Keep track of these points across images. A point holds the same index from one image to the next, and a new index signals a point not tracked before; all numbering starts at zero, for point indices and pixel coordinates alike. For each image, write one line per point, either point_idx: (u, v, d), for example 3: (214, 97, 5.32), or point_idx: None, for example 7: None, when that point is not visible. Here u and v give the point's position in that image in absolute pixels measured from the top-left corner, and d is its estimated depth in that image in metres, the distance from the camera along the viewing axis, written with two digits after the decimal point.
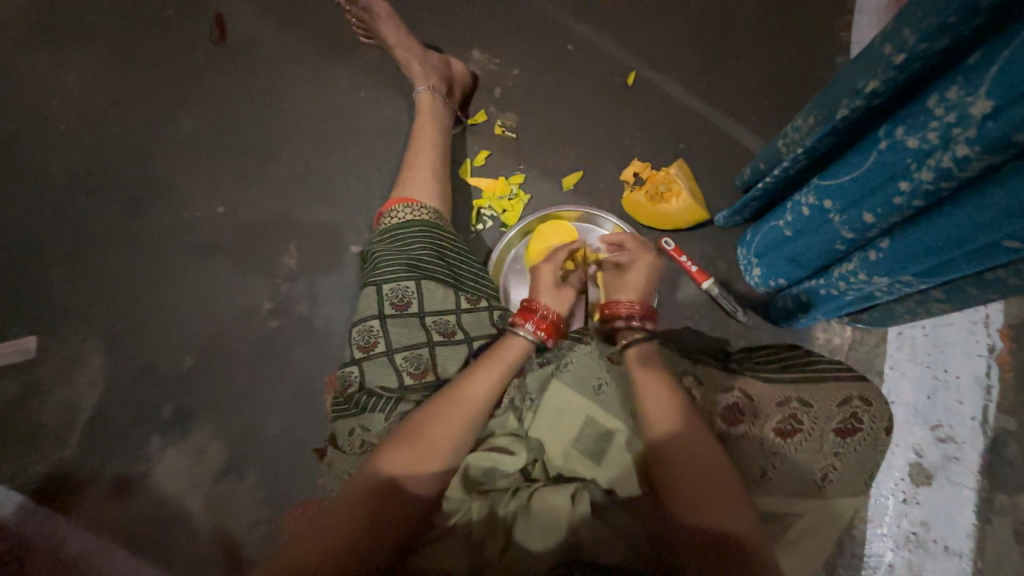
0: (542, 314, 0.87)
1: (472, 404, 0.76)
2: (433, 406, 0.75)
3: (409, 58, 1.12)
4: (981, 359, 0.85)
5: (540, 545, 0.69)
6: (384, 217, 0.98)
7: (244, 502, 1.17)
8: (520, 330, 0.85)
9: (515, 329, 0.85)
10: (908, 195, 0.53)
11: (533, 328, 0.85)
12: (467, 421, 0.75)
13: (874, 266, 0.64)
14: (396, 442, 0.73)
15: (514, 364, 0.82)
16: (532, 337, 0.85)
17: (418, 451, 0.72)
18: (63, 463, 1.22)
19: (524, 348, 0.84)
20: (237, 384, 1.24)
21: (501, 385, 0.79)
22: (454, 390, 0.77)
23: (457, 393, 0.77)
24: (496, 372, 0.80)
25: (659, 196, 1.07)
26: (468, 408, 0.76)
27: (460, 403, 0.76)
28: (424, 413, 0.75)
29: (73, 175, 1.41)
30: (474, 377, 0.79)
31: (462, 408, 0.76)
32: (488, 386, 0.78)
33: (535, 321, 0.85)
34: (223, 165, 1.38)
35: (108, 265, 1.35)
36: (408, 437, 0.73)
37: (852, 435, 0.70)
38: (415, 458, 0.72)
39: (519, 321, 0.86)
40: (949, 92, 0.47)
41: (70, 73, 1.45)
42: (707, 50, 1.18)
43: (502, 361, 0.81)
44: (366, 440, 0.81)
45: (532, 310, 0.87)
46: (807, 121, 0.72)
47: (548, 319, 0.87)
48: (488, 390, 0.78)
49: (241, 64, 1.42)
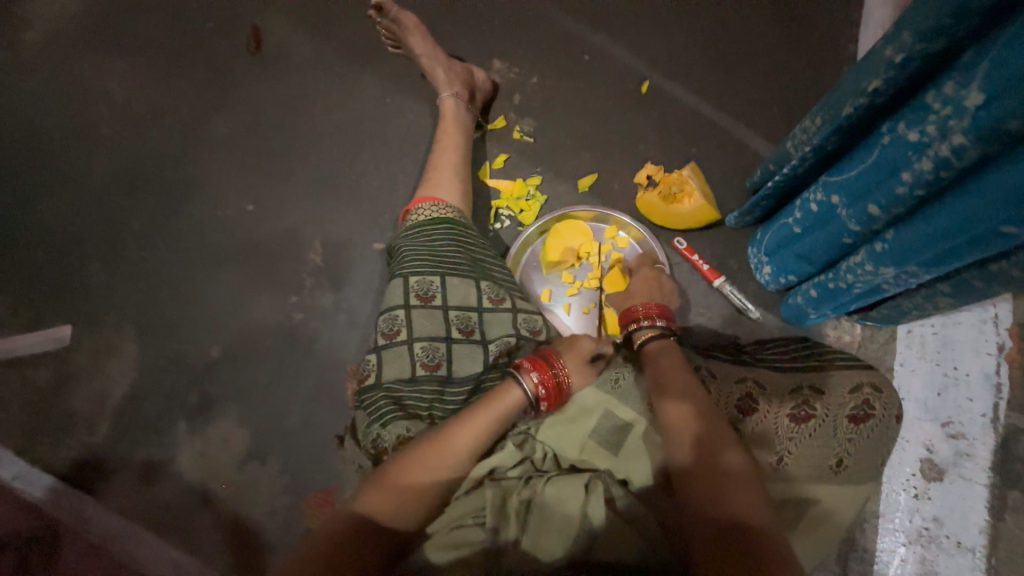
0: (556, 372, 0.82)
1: (460, 448, 0.77)
2: (421, 448, 0.75)
3: (434, 65, 1.18)
4: (990, 357, 0.84)
5: (552, 540, 0.71)
6: (411, 213, 1.03)
7: (266, 488, 1.21)
8: (523, 378, 0.82)
9: (518, 376, 0.83)
10: (910, 185, 0.56)
11: (536, 381, 0.82)
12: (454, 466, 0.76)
13: (881, 257, 0.67)
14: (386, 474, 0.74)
15: (511, 411, 0.81)
16: (532, 391, 0.81)
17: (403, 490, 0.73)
18: (94, 447, 1.28)
19: (522, 400, 0.82)
20: (261, 375, 1.29)
21: (490, 434, 0.79)
22: (443, 433, 0.77)
23: (445, 439, 0.76)
24: (488, 419, 0.79)
25: (672, 197, 1.10)
26: (454, 457, 0.76)
27: (445, 450, 0.76)
28: (412, 455, 0.75)
29: (114, 175, 1.49)
30: (465, 423, 0.78)
31: (448, 458, 0.75)
32: (477, 434, 0.78)
33: (544, 375, 0.81)
34: (254, 166, 1.45)
35: (143, 259, 1.42)
36: (401, 469, 0.74)
37: (865, 422, 0.71)
38: (404, 490, 0.73)
39: (526, 369, 0.83)
40: (946, 87, 0.50)
41: (115, 81, 1.55)
42: (719, 60, 1.23)
43: (496, 406, 0.81)
44: (378, 436, 0.83)
45: (548, 365, 0.83)
46: (815, 122, 0.75)
47: (558, 379, 0.82)
48: (477, 437, 0.78)
49: (273, 73, 1.50)
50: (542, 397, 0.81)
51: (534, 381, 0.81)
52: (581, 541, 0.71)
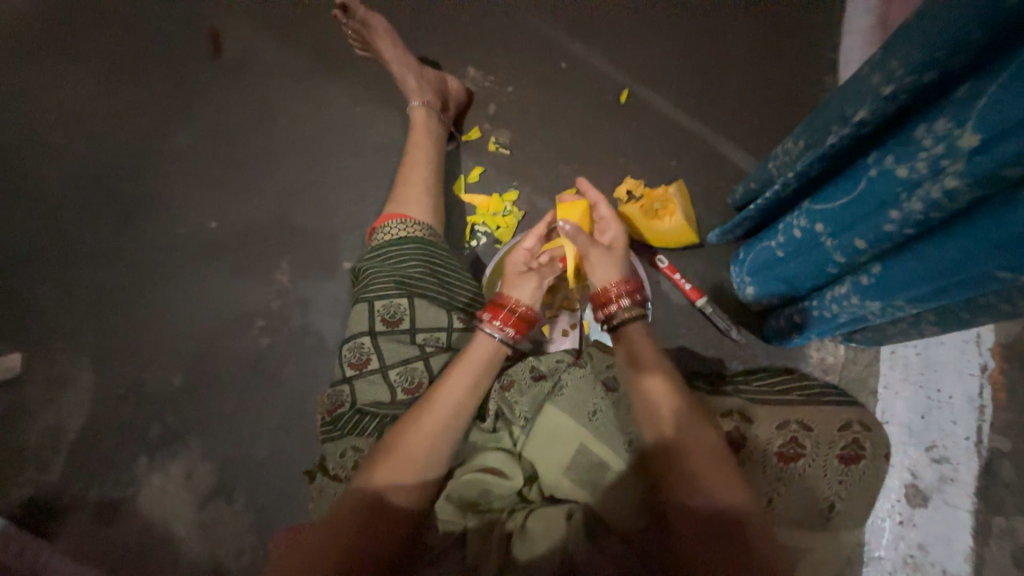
0: (511, 309, 0.87)
1: (443, 407, 0.77)
2: (405, 419, 0.77)
3: (405, 73, 1.12)
4: (973, 378, 0.86)
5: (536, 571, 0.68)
6: (377, 232, 0.97)
7: (233, 526, 1.15)
8: (486, 326, 0.86)
9: (481, 326, 0.86)
10: (898, 223, 0.53)
11: (498, 323, 0.86)
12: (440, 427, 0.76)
13: (867, 290, 0.64)
14: (374, 457, 0.75)
15: (485, 361, 0.83)
16: (499, 333, 0.85)
17: (396, 465, 0.73)
18: (44, 486, 1.19)
19: (495, 346, 0.85)
20: (225, 404, 1.22)
21: (472, 388, 0.80)
22: (424, 399, 0.79)
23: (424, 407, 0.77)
24: (468, 373, 0.81)
25: (654, 212, 1.05)
26: (436, 418, 0.77)
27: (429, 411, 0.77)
28: (396, 430, 0.76)
29: (65, 190, 1.39)
30: (440, 386, 0.80)
31: (430, 419, 0.76)
32: (458, 390, 0.79)
33: (497, 314, 0.86)
34: (215, 180, 1.37)
35: (94, 281, 1.33)
36: (390, 441, 0.75)
37: (854, 462, 0.68)
38: (400, 458, 0.73)
39: (484, 315, 0.87)
40: (937, 123, 0.47)
41: (64, 88, 1.45)
42: (700, 69, 1.19)
43: (470, 360, 0.82)
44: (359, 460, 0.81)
45: (500, 306, 0.88)
46: (797, 144, 0.71)
47: (517, 313, 0.87)
48: (458, 393, 0.78)
49: (235, 78, 1.42)
50: (508, 327, 0.86)
51: (495, 322, 0.85)
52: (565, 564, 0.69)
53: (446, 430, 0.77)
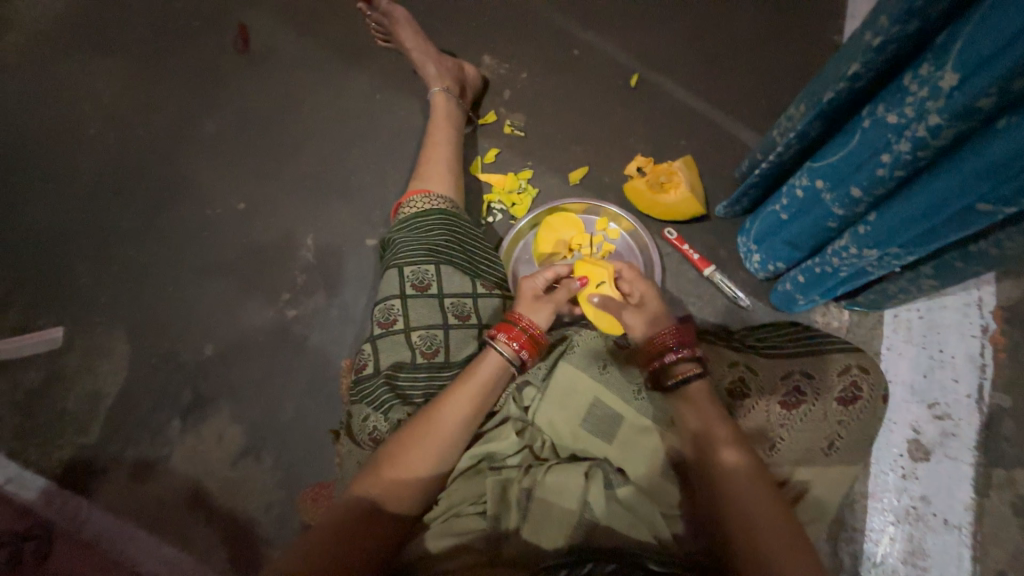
0: (523, 328, 0.86)
1: (449, 424, 0.78)
2: (407, 434, 0.77)
3: (425, 60, 1.19)
4: (974, 339, 0.88)
5: (552, 537, 0.74)
6: (404, 205, 1.03)
7: (260, 486, 1.20)
8: (495, 343, 0.85)
9: (493, 344, 0.85)
10: (889, 166, 0.58)
11: (507, 342, 0.85)
12: (442, 447, 0.77)
13: (863, 240, 0.68)
14: (374, 467, 0.76)
15: (490, 381, 0.82)
16: (509, 353, 0.84)
17: (396, 478, 0.75)
18: (82, 450, 1.26)
19: (499, 365, 0.84)
20: (252, 373, 1.28)
21: (475, 411, 0.80)
22: (426, 414, 0.78)
23: (426, 425, 0.77)
24: (472, 395, 0.80)
25: (660, 185, 1.11)
26: (440, 440, 0.77)
27: (432, 430, 0.77)
28: (395, 444, 0.77)
29: (103, 174, 1.48)
30: (444, 402, 0.79)
31: (433, 441, 0.76)
32: (462, 411, 0.78)
33: (510, 334, 0.85)
34: (243, 164, 1.45)
35: (129, 259, 1.41)
36: (390, 457, 0.76)
37: (853, 404, 0.74)
38: (400, 475, 0.75)
39: (494, 333, 0.86)
40: (922, 69, 0.51)
41: (103, 80, 1.54)
42: (706, 53, 1.25)
43: (473, 382, 0.81)
44: (376, 429, 0.85)
45: (513, 324, 0.87)
46: (799, 109, 0.76)
47: (528, 334, 0.86)
48: (466, 410, 0.79)
49: (262, 70, 1.50)
50: (519, 350, 0.84)
51: (507, 343, 0.84)
52: (582, 527, 0.74)
53: (447, 450, 0.78)
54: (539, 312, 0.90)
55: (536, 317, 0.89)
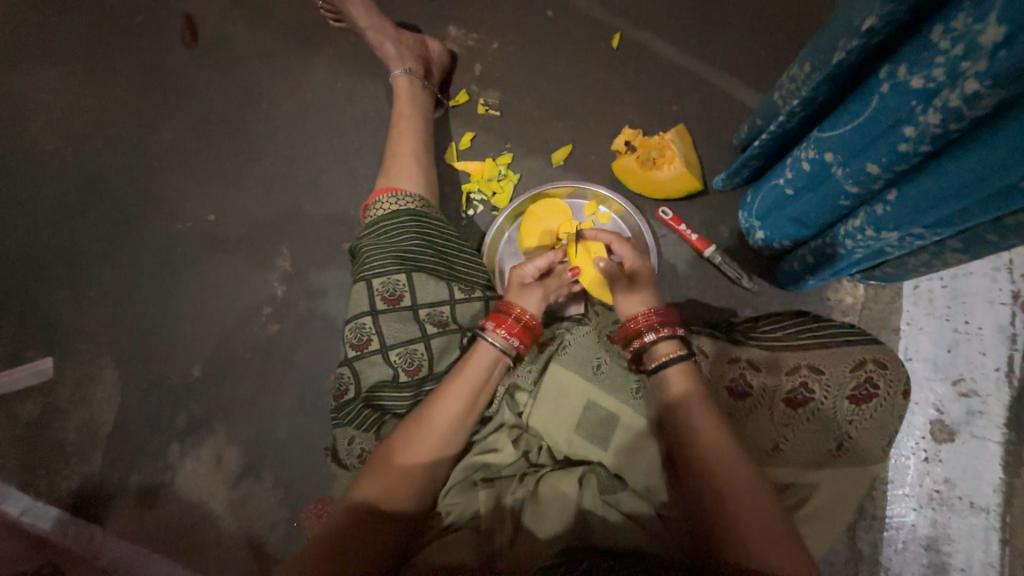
0: (516, 318, 0.82)
1: (440, 423, 0.75)
2: (400, 432, 0.75)
3: (383, 40, 1.07)
4: (1004, 308, 0.81)
5: (547, 550, 0.69)
6: (370, 208, 0.95)
7: (265, 503, 1.21)
8: (487, 334, 0.81)
9: (484, 334, 0.81)
10: (913, 141, 0.49)
11: (500, 333, 0.81)
12: (434, 447, 0.74)
13: (882, 220, 0.60)
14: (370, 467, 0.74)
15: (481, 378, 0.78)
16: (502, 343, 0.81)
17: (388, 480, 0.72)
18: (87, 479, 1.26)
19: (495, 357, 0.80)
20: (244, 391, 1.26)
21: (471, 400, 0.77)
22: (420, 413, 0.76)
23: (420, 417, 0.75)
24: (462, 392, 0.76)
25: (651, 161, 1.01)
26: (432, 441, 0.74)
27: (424, 428, 0.74)
28: (391, 440, 0.75)
29: (65, 194, 1.40)
30: (435, 402, 0.76)
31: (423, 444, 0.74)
32: (453, 408, 0.75)
33: (502, 323, 0.81)
34: (207, 171, 1.36)
35: (105, 282, 1.36)
36: (382, 459, 0.74)
37: (868, 402, 0.68)
38: (393, 477, 0.72)
39: (486, 323, 0.82)
40: (956, 21, 0.42)
41: (49, 91, 1.43)
42: (697, 2, 1.11)
43: (465, 377, 0.77)
44: (363, 450, 0.84)
45: (505, 314, 0.83)
46: (804, 69, 0.66)
47: (522, 322, 0.83)
48: (457, 408, 0.75)
49: (214, 64, 1.38)
50: (514, 339, 0.81)
51: (498, 332, 0.81)
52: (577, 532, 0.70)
53: (444, 443, 0.75)
54: (529, 298, 0.86)
55: (527, 303, 0.86)
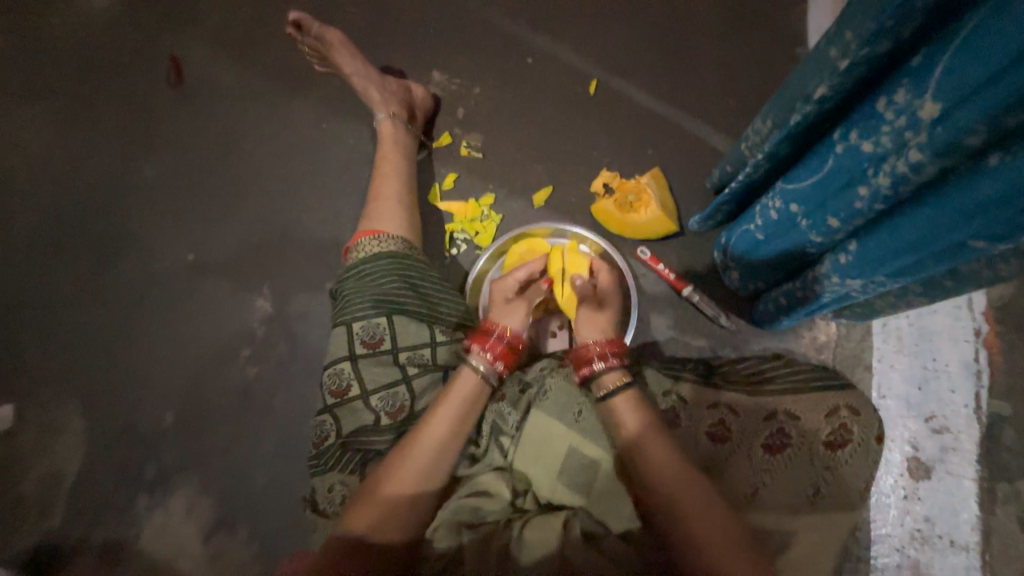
0: (497, 338, 0.87)
1: (427, 444, 0.76)
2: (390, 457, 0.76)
3: (367, 85, 1.10)
4: (968, 344, 0.86)
5: None
6: (351, 250, 0.95)
7: (239, 557, 1.15)
8: (470, 356, 0.85)
9: (467, 356, 0.85)
10: (868, 199, 0.52)
11: (484, 354, 0.85)
12: (422, 469, 0.75)
13: (846, 269, 0.63)
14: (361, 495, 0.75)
15: (469, 396, 0.81)
16: (485, 365, 0.84)
17: (378, 506, 0.72)
18: (46, 535, 1.19)
19: (480, 379, 0.83)
20: (220, 436, 1.21)
21: (459, 423, 0.79)
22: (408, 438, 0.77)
23: (408, 444, 0.77)
24: (450, 411, 0.79)
25: (628, 205, 1.05)
26: (418, 463, 0.75)
27: (412, 449, 0.76)
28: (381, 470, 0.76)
29: (39, 234, 1.37)
30: (424, 423, 0.78)
31: (410, 466, 0.75)
32: (441, 427, 0.77)
33: (486, 346, 0.85)
34: (188, 210, 1.35)
35: (76, 324, 1.32)
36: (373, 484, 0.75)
37: (842, 447, 0.69)
38: (384, 502, 0.73)
39: (470, 345, 0.86)
40: (897, 95, 0.46)
41: (28, 130, 1.42)
42: (667, 53, 1.17)
43: (453, 397, 0.80)
44: (346, 494, 0.81)
45: (487, 334, 0.87)
46: (766, 124, 0.70)
47: (503, 344, 0.87)
48: (444, 429, 0.77)
49: (199, 105, 1.39)
50: (495, 360, 0.85)
51: (482, 355, 0.84)
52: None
53: (433, 469, 0.76)
54: (509, 317, 0.90)
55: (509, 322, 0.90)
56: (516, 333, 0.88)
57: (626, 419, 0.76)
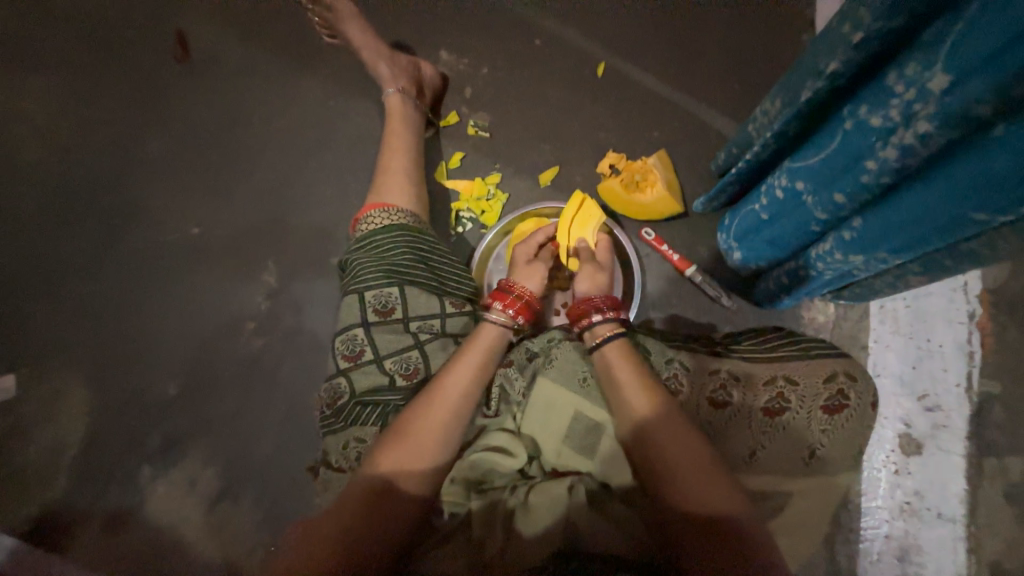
0: (516, 295, 0.88)
1: (454, 392, 0.76)
2: (414, 405, 0.75)
3: (377, 60, 1.10)
4: (962, 326, 0.87)
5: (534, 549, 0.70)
6: (360, 223, 0.96)
7: (242, 527, 1.17)
8: (491, 312, 0.86)
9: (489, 312, 0.86)
10: (875, 173, 0.53)
11: (502, 307, 0.86)
12: (449, 419, 0.75)
13: (848, 245, 0.64)
14: (383, 445, 0.73)
15: (491, 347, 0.83)
16: (505, 318, 0.85)
17: (403, 454, 0.72)
18: (48, 504, 1.20)
19: (500, 331, 0.85)
20: (224, 409, 1.23)
21: (480, 377, 0.79)
22: (433, 386, 0.77)
23: (434, 389, 0.77)
24: (473, 359, 0.80)
25: (634, 184, 1.08)
26: (443, 412, 0.75)
27: (438, 397, 0.75)
28: (387, 441, 0.74)
29: (41, 206, 1.37)
30: (450, 372, 0.78)
31: (436, 416, 0.74)
32: (465, 377, 0.78)
33: (506, 301, 0.86)
34: (192, 184, 1.35)
35: (78, 296, 1.31)
36: (397, 431, 0.74)
37: (839, 412, 0.72)
38: (411, 451, 0.72)
39: (490, 302, 0.87)
40: (908, 68, 0.47)
41: (29, 100, 1.41)
42: (676, 36, 1.18)
43: (477, 348, 0.81)
44: (361, 450, 0.80)
45: (507, 291, 0.88)
46: (775, 104, 0.71)
47: (522, 300, 0.87)
48: (467, 379, 0.78)
49: (204, 79, 1.38)
50: (515, 314, 0.85)
51: (502, 309, 0.85)
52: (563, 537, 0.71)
53: (444, 441, 0.74)
54: (526, 274, 0.92)
55: (523, 278, 0.91)
56: (534, 291, 0.89)
57: (630, 395, 0.73)
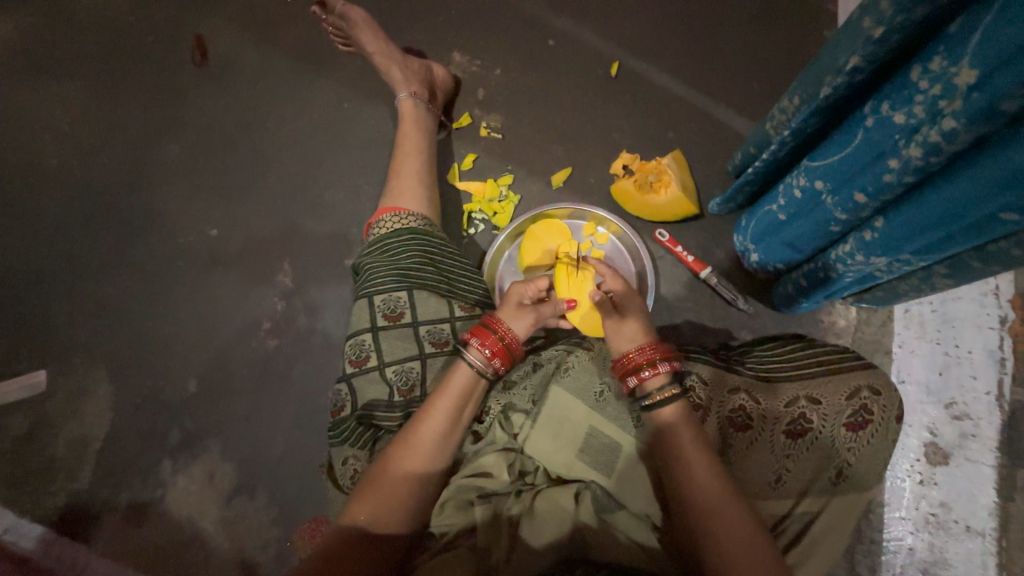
0: (498, 335, 0.81)
1: (428, 439, 0.74)
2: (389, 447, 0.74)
3: (388, 64, 1.11)
4: (992, 331, 0.88)
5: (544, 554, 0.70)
6: (373, 227, 0.97)
7: (257, 522, 1.19)
8: (468, 351, 0.80)
9: (466, 350, 0.80)
10: (898, 172, 0.52)
11: (480, 348, 0.79)
12: (423, 460, 0.73)
13: (871, 246, 0.63)
14: (361, 488, 0.72)
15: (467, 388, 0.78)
16: (481, 362, 0.79)
17: (377, 500, 0.70)
18: (73, 496, 1.24)
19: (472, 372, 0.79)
20: (240, 406, 1.25)
21: (454, 419, 0.76)
22: (408, 430, 0.75)
23: (408, 432, 0.75)
24: (448, 401, 0.76)
25: (649, 185, 1.04)
26: (419, 457, 0.73)
27: (413, 441, 0.74)
28: (380, 458, 0.74)
29: (69, 207, 1.41)
30: (425, 414, 0.75)
31: (412, 463, 0.72)
32: (439, 421, 0.75)
33: (485, 340, 0.79)
34: (211, 186, 1.38)
35: (103, 294, 1.36)
36: (372, 478, 0.72)
37: (863, 428, 0.70)
38: (386, 496, 0.71)
39: (468, 338, 0.81)
40: (932, 63, 0.45)
41: (58, 105, 1.46)
42: (692, 34, 1.16)
43: (452, 390, 0.77)
44: (356, 471, 0.81)
45: (490, 330, 0.82)
46: (793, 101, 0.69)
47: (503, 342, 0.81)
48: (442, 423, 0.75)
49: (223, 83, 1.42)
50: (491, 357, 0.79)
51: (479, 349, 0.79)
52: (575, 543, 0.71)
53: (436, 458, 0.74)
54: (516, 313, 0.85)
55: (513, 320, 0.84)
56: (518, 335, 0.82)
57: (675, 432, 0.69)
